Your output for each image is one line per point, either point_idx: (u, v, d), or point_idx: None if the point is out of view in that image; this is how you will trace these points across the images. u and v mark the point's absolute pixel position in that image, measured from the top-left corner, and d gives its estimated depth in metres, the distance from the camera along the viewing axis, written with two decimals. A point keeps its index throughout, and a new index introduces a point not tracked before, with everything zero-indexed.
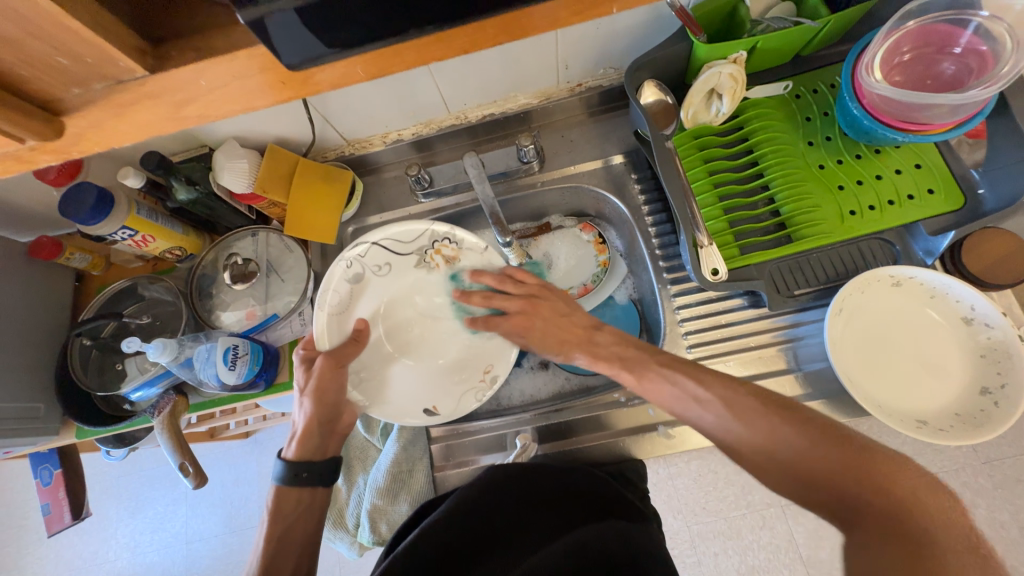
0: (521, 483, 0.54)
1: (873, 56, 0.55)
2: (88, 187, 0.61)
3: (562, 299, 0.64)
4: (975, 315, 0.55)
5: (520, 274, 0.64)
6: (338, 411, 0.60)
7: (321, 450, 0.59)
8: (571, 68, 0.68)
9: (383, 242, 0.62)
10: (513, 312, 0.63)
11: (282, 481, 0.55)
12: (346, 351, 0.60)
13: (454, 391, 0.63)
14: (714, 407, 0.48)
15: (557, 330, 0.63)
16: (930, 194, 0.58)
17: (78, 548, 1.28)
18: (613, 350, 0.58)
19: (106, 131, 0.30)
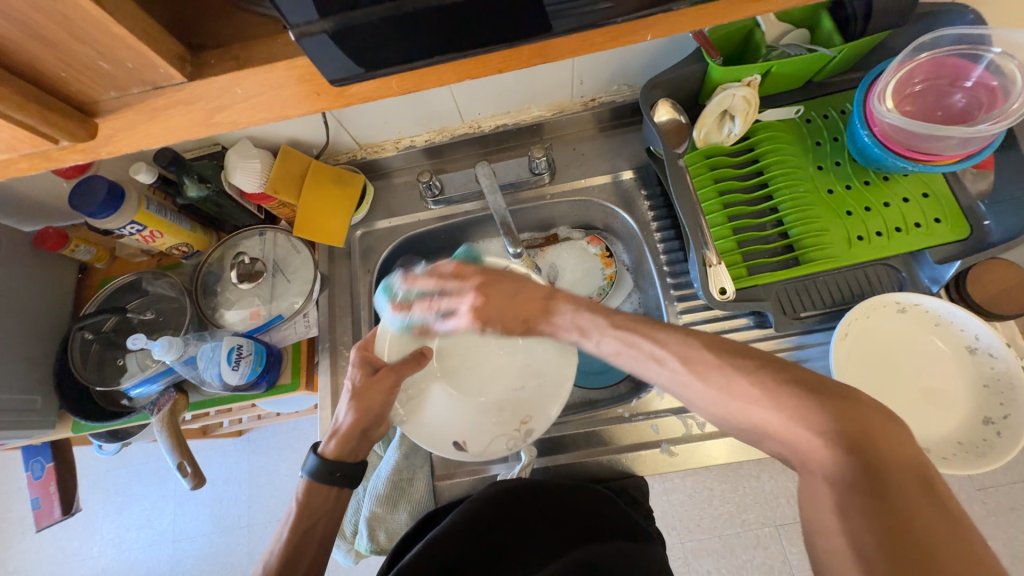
0: (507, 501, 0.54)
1: (886, 85, 0.56)
2: (100, 180, 0.61)
3: (509, 280, 0.58)
4: (979, 344, 0.55)
5: (457, 268, 0.60)
6: (379, 421, 0.58)
7: (354, 452, 0.57)
8: (586, 83, 0.69)
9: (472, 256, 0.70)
10: (461, 309, 0.61)
11: (314, 475, 0.54)
12: (404, 368, 0.59)
13: (489, 431, 0.62)
14: (670, 363, 0.45)
15: (512, 310, 0.59)
16: (937, 223, 0.59)
17: (62, 543, 1.26)
18: (569, 317, 0.55)
19: (138, 133, 0.31)
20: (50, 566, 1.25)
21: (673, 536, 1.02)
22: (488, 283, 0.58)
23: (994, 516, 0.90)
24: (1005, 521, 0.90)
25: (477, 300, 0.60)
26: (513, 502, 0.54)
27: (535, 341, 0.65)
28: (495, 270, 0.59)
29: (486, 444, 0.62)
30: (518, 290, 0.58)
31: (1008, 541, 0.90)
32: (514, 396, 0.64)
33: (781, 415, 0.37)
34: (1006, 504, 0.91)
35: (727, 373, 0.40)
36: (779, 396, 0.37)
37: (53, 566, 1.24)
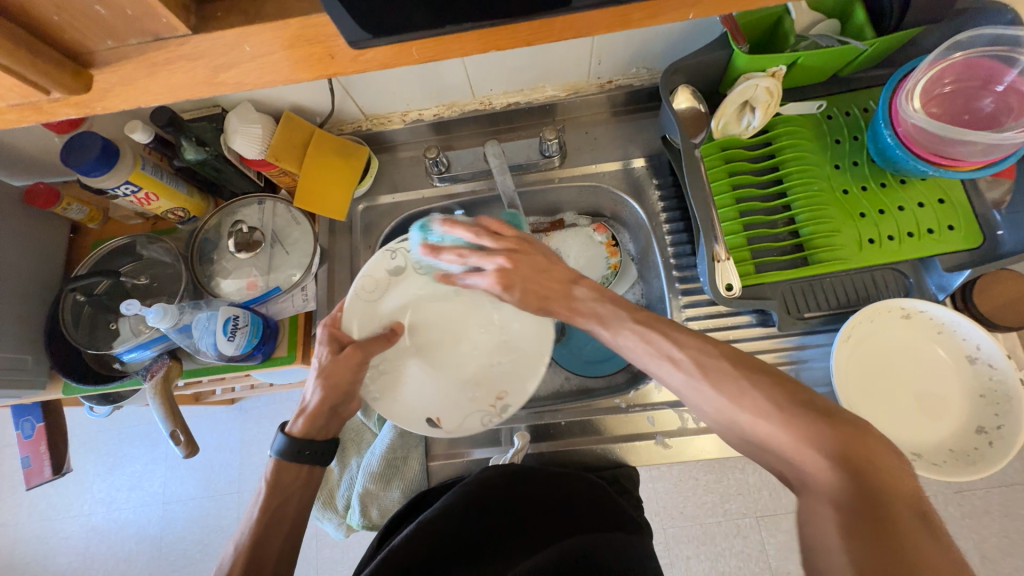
0: (494, 490, 0.54)
1: (915, 84, 0.54)
2: (93, 137, 0.59)
3: (543, 255, 0.56)
4: (980, 354, 0.55)
5: (500, 226, 0.57)
6: (351, 398, 0.58)
7: (324, 430, 0.56)
8: (603, 64, 0.66)
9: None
10: (490, 269, 0.57)
11: (282, 455, 0.53)
12: (372, 345, 0.59)
13: (463, 407, 0.62)
14: (686, 367, 0.44)
15: (537, 285, 0.56)
16: (950, 230, 0.58)
17: (52, 499, 1.27)
18: (591, 304, 0.53)
19: (136, 88, 0.29)
20: (41, 521, 1.26)
21: (656, 522, 1.04)
22: (518, 254, 0.56)
23: (967, 518, 0.94)
24: (978, 523, 0.93)
25: (506, 265, 0.56)
26: (500, 490, 0.54)
27: (512, 314, 0.64)
28: (531, 242, 0.57)
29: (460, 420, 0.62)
30: (550, 267, 0.56)
31: (979, 543, 0.93)
32: (490, 373, 0.63)
33: (792, 436, 0.37)
34: (980, 507, 0.94)
35: (743, 386, 0.40)
36: (793, 416, 0.37)
37: (43, 521, 1.26)
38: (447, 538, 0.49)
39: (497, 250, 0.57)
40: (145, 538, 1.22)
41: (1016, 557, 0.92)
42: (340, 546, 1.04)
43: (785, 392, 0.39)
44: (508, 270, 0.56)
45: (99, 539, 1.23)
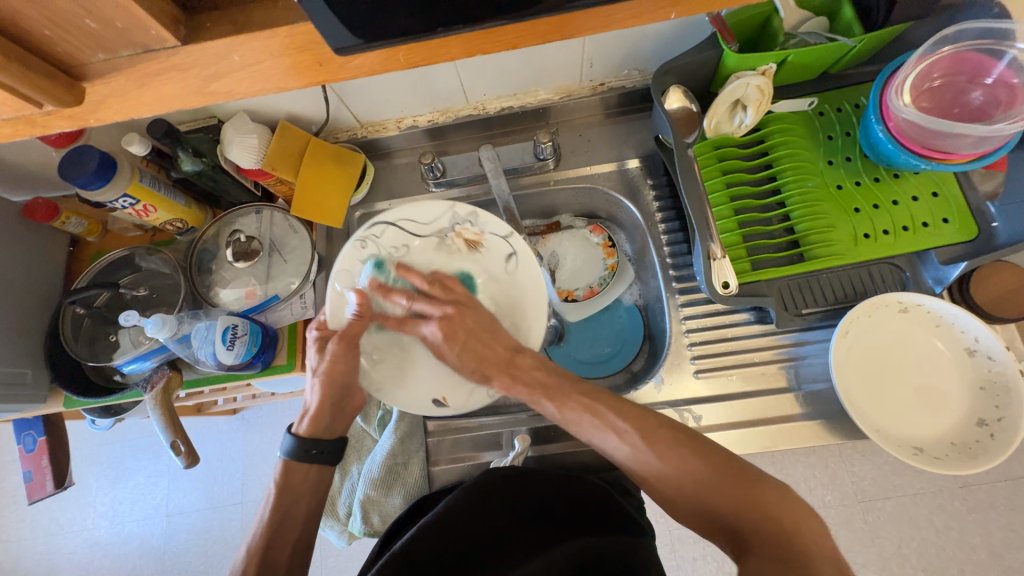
0: (494, 492, 0.54)
1: (905, 79, 0.55)
2: (90, 150, 0.59)
3: (489, 312, 0.60)
4: (978, 346, 0.55)
5: (446, 280, 0.61)
6: (350, 392, 0.58)
7: (331, 427, 0.58)
8: (595, 67, 0.67)
9: (400, 225, 0.62)
10: (435, 317, 0.59)
11: (291, 455, 0.55)
12: (354, 332, 0.58)
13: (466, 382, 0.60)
14: (630, 438, 0.49)
15: (478, 351, 0.58)
16: (945, 223, 0.58)
17: (56, 513, 1.27)
18: (532, 374, 0.56)
19: (127, 100, 0.29)
20: (43, 536, 1.25)
21: (661, 523, 1.04)
22: (461, 307, 0.59)
23: (974, 512, 0.93)
24: (985, 518, 0.93)
25: (451, 315, 0.58)
26: (500, 493, 0.54)
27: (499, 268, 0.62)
28: (477, 301, 0.60)
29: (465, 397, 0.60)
30: (493, 327, 0.58)
31: (987, 538, 0.92)
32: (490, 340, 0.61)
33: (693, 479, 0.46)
34: (987, 501, 0.93)
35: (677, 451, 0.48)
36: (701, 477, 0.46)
37: (46, 536, 1.25)
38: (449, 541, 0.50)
39: (446, 302, 0.59)
40: (149, 551, 1.21)
41: None
42: (344, 554, 1.03)
43: (713, 458, 0.47)
44: (454, 319, 0.58)
45: (103, 553, 1.22)
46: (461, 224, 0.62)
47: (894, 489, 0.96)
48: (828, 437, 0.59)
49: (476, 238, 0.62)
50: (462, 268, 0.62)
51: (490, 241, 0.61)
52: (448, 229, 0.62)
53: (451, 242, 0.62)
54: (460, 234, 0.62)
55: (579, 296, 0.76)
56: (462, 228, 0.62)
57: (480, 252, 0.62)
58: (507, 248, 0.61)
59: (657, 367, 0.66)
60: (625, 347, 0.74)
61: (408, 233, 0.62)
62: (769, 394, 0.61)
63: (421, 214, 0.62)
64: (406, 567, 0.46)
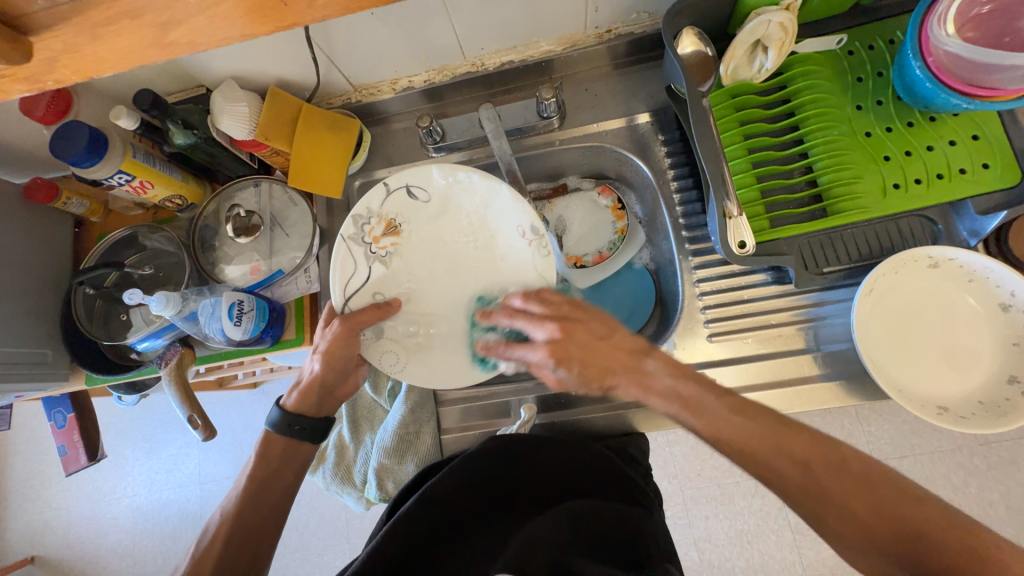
0: (497, 460, 0.54)
1: (948, 7, 0.49)
2: (79, 125, 0.58)
3: (600, 321, 0.52)
4: (1014, 302, 0.52)
5: (544, 291, 0.55)
6: (344, 376, 0.57)
7: (318, 406, 0.57)
8: (601, 11, 0.62)
9: (354, 284, 0.58)
10: (540, 339, 0.52)
11: (274, 427, 0.55)
12: (361, 317, 0.56)
13: (529, 274, 0.59)
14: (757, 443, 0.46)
15: (594, 355, 0.51)
16: (984, 169, 0.53)
17: (97, 483, 1.34)
18: (669, 385, 0.49)
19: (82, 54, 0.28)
20: (88, 503, 1.34)
21: (674, 484, 1.05)
22: (569, 321, 0.52)
23: (994, 469, 0.92)
24: (1006, 475, 0.92)
25: (557, 334, 0.51)
26: (502, 462, 0.54)
27: (421, 214, 0.61)
28: (584, 307, 0.53)
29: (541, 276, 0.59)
30: (608, 334, 0.52)
31: (1005, 494, 0.91)
32: (492, 236, 0.61)
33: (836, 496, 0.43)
34: (1008, 459, 0.92)
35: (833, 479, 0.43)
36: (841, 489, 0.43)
37: (91, 503, 1.33)
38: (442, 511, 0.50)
39: (549, 317, 0.53)
40: (186, 516, 1.28)
41: None
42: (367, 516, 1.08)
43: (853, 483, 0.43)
44: (569, 336, 0.51)
45: (145, 518, 1.30)
46: (365, 226, 0.59)
47: (912, 448, 0.95)
48: (847, 398, 0.58)
49: (387, 223, 0.60)
50: (419, 242, 0.61)
51: (394, 208, 0.61)
52: (367, 249, 0.59)
53: (383, 251, 0.60)
54: (376, 234, 0.60)
55: (588, 262, 0.74)
56: (370, 230, 0.60)
57: (402, 223, 0.61)
58: (399, 196, 0.61)
59: (669, 331, 0.64)
60: (637, 314, 0.72)
61: (363, 285, 0.59)
62: (784, 356, 0.59)
63: (347, 269, 0.58)
64: (412, 535, 0.47)
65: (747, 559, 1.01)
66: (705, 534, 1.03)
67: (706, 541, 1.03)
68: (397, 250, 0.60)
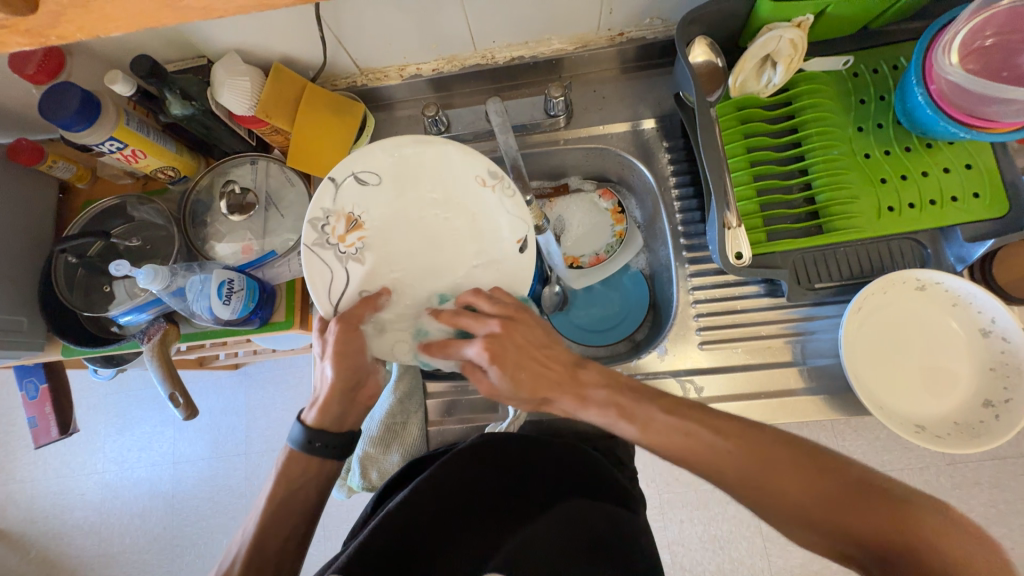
0: (489, 459, 0.54)
1: (955, 36, 0.50)
2: (72, 87, 0.56)
3: (540, 328, 0.53)
4: (994, 328, 0.53)
5: (497, 291, 0.54)
6: (358, 379, 0.55)
7: (339, 420, 0.55)
8: (615, 14, 0.62)
9: (336, 285, 0.55)
10: (479, 333, 0.51)
11: (297, 445, 0.54)
12: (354, 311, 0.53)
13: (506, 218, 0.57)
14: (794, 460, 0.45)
15: (531, 360, 0.51)
16: (974, 198, 0.55)
17: (65, 457, 1.31)
18: (603, 394, 0.50)
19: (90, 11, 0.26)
20: (54, 478, 1.30)
21: (650, 487, 1.06)
22: (511, 321, 0.52)
23: (959, 488, 0.95)
24: (969, 494, 0.95)
25: (496, 331, 0.51)
26: (492, 461, 0.54)
27: (376, 199, 0.57)
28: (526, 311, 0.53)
29: (516, 219, 0.57)
30: (550, 343, 0.53)
31: (969, 512, 0.94)
32: (458, 200, 0.58)
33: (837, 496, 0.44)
34: (973, 479, 0.95)
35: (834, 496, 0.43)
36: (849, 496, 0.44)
37: (57, 478, 1.30)
38: (438, 514, 0.50)
39: (494, 315, 0.52)
40: (157, 495, 1.25)
41: (1002, 526, 0.93)
42: (345, 505, 1.07)
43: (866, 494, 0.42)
44: (506, 335, 0.51)
45: (113, 496, 1.27)
46: (327, 224, 0.55)
47: (882, 464, 0.97)
48: (829, 412, 0.59)
49: (351, 220, 0.56)
50: (382, 227, 0.57)
51: (349, 201, 0.56)
52: (336, 249, 0.55)
53: (353, 249, 0.56)
54: (342, 233, 0.55)
55: (585, 263, 0.74)
56: (332, 230, 0.55)
57: (362, 212, 0.57)
58: (349, 187, 0.56)
59: (660, 337, 0.65)
60: (630, 318, 0.73)
61: (347, 288, 0.56)
62: (772, 368, 0.60)
63: (325, 276, 0.54)
64: (399, 534, 0.47)
65: (717, 563, 1.03)
66: (678, 538, 1.05)
67: (679, 544, 1.04)
68: (367, 242, 0.57)
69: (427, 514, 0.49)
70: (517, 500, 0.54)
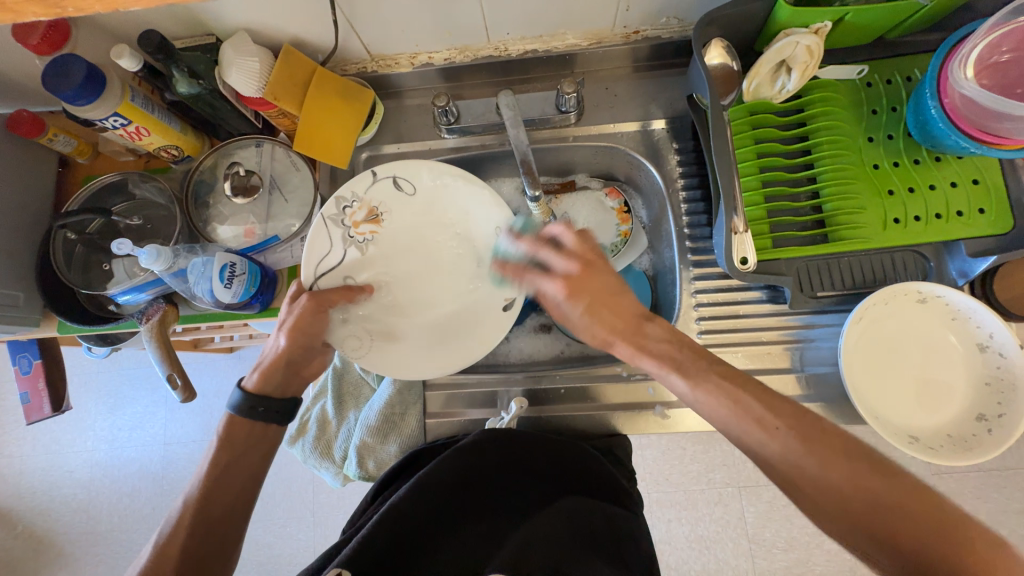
0: (488, 454, 0.54)
1: (972, 51, 0.50)
2: (78, 60, 0.55)
3: (615, 275, 0.52)
4: (991, 343, 0.54)
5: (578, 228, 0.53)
6: (310, 357, 0.54)
7: (283, 387, 0.53)
8: (632, 11, 0.61)
9: (323, 266, 0.57)
10: (558, 271, 0.52)
11: (237, 410, 0.51)
12: (329, 296, 0.55)
13: (503, 277, 0.61)
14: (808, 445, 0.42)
15: (603, 311, 0.51)
16: (980, 213, 0.55)
17: (55, 434, 1.30)
18: (663, 348, 0.49)
19: None
20: (42, 454, 1.29)
21: (642, 486, 1.07)
22: (590, 265, 0.51)
23: None
24: None
25: (575, 274, 0.51)
26: (490, 456, 0.55)
27: (403, 206, 0.61)
28: (604, 257, 0.52)
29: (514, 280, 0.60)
30: (618, 292, 0.51)
31: None
32: (471, 238, 0.62)
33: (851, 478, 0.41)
34: (957, 489, 0.97)
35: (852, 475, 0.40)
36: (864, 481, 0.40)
37: (45, 454, 1.29)
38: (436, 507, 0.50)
39: (573, 255, 0.52)
40: (147, 475, 1.25)
41: None
42: (336, 492, 1.08)
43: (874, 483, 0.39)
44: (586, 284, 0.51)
45: (103, 474, 1.26)
46: (348, 208, 0.58)
47: None
48: (824, 419, 0.60)
49: (370, 211, 0.60)
50: (393, 238, 0.61)
51: (377, 196, 0.60)
52: (345, 231, 0.58)
53: (360, 237, 0.59)
54: (356, 219, 0.59)
55: None
56: (350, 214, 0.58)
57: (384, 211, 0.60)
58: (385, 183, 0.60)
59: None
60: None
61: (335, 267, 0.58)
62: (771, 374, 0.61)
63: (322, 247, 0.56)
64: (396, 527, 0.47)
65: (704, 563, 1.04)
66: (666, 537, 1.06)
67: (667, 542, 1.05)
68: (374, 238, 0.60)
69: (424, 505, 0.49)
70: (513, 495, 0.54)
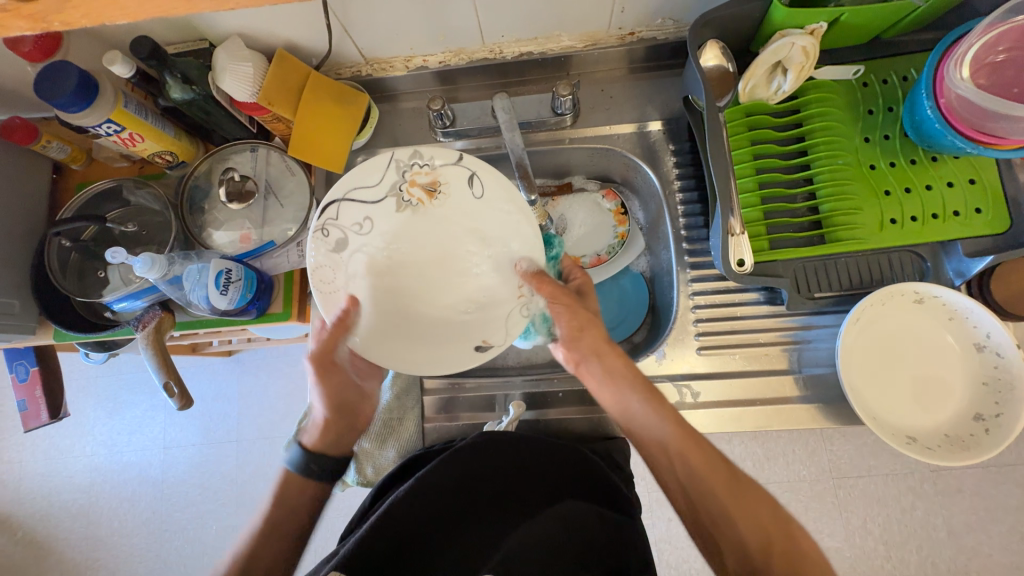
0: (486, 457, 0.54)
1: (968, 50, 0.50)
2: (70, 66, 0.54)
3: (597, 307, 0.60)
4: (988, 342, 0.54)
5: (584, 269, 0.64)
6: (349, 407, 0.58)
7: (335, 441, 0.57)
8: (626, 13, 0.61)
9: (349, 198, 0.58)
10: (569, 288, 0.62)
11: (295, 467, 0.55)
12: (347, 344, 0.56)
13: (497, 321, 0.58)
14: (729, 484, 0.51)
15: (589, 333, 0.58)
16: (976, 213, 0.55)
17: (54, 440, 1.30)
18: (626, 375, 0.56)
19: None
20: (42, 460, 1.29)
21: (641, 486, 1.07)
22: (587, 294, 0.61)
23: (941, 495, 0.97)
24: (951, 501, 0.97)
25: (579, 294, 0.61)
26: (488, 459, 0.54)
27: (462, 195, 0.59)
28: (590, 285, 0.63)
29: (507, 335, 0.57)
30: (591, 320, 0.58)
31: (948, 518, 0.96)
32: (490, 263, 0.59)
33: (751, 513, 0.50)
34: (955, 486, 0.97)
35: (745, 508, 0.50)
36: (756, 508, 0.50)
37: (45, 460, 1.29)
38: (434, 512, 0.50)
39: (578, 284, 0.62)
40: (147, 480, 1.25)
41: (980, 533, 0.95)
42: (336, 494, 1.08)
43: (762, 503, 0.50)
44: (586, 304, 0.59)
45: (103, 479, 1.26)
46: (415, 167, 0.59)
47: (868, 468, 0.99)
48: (822, 421, 0.60)
49: (431, 182, 0.59)
50: (427, 219, 0.60)
51: (446, 175, 0.59)
52: (399, 180, 0.59)
53: (409, 198, 0.59)
54: (414, 182, 0.59)
55: (585, 263, 0.74)
56: (414, 174, 0.59)
57: (443, 192, 0.59)
58: (458, 170, 0.58)
59: (658, 341, 0.65)
60: (629, 318, 0.73)
61: (361, 203, 0.58)
62: (769, 375, 0.61)
63: (369, 176, 0.58)
64: (394, 533, 0.47)
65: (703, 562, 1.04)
66: (665, 536, 1.06)
67: (667, 541, 1.06)
68: (420, 207, 0.59)
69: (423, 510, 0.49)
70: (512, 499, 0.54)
